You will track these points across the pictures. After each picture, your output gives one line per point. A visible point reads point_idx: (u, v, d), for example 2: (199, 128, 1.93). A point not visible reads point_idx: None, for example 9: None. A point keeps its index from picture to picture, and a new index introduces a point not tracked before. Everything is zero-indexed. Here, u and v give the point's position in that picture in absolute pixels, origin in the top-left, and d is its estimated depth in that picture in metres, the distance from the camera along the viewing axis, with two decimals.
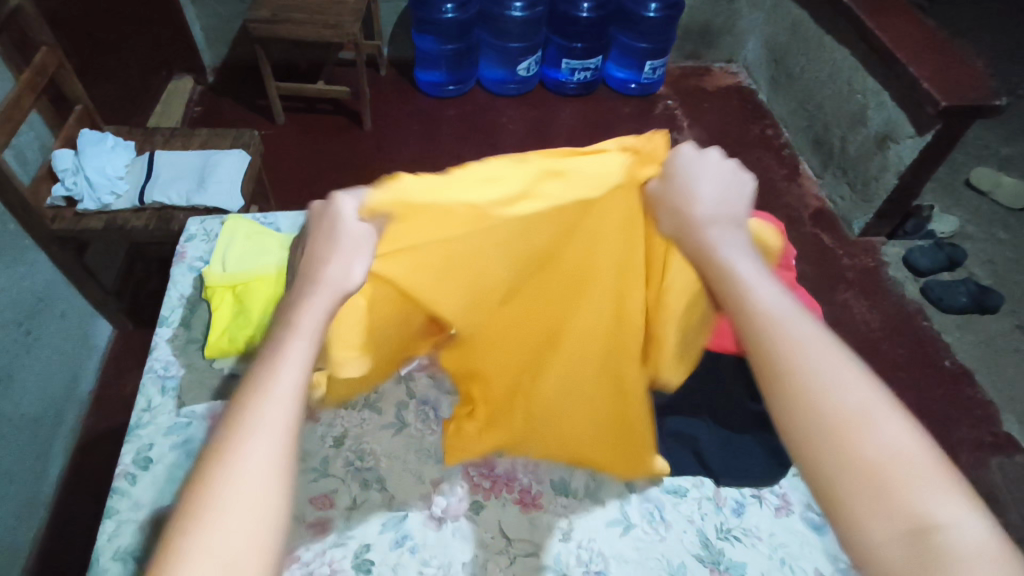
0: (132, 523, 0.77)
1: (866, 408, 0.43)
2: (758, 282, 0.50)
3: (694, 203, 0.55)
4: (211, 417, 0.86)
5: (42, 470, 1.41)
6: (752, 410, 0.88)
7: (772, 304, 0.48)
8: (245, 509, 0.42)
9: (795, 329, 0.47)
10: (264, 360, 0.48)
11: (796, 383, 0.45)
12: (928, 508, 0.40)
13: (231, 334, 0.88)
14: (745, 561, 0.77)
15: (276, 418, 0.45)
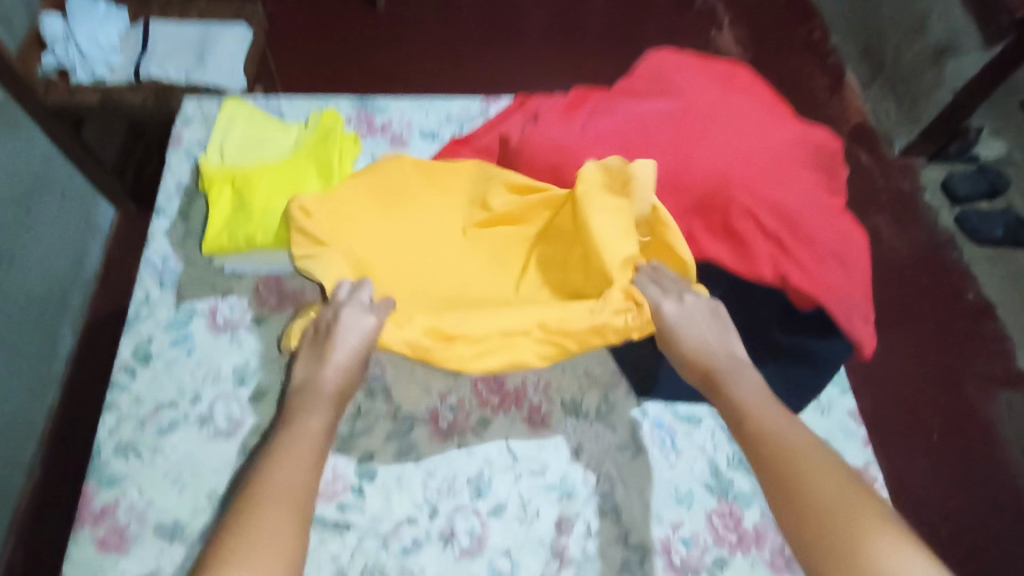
0: (135, 419, 0.76)
1: (828, 473, 0.57)
2: (747, 389, 0.66)
3: (696, 308, 0.72)
4: (212, 316, 0.83)
5: (52, 349, 1.36)
6: (779, 343, 0.77)
7: (754, 404, 0.65)
8: (270, 532, 0.55)
9: (775, 422, 0.63)
10: (280, 441, 0.64)
11: (780, 459, 0.59)
12: (883, 555, 0.50)
13: (230, 233, 0.82)
14: (754, 492, 0.76)
15: (283, 484, 0.59)
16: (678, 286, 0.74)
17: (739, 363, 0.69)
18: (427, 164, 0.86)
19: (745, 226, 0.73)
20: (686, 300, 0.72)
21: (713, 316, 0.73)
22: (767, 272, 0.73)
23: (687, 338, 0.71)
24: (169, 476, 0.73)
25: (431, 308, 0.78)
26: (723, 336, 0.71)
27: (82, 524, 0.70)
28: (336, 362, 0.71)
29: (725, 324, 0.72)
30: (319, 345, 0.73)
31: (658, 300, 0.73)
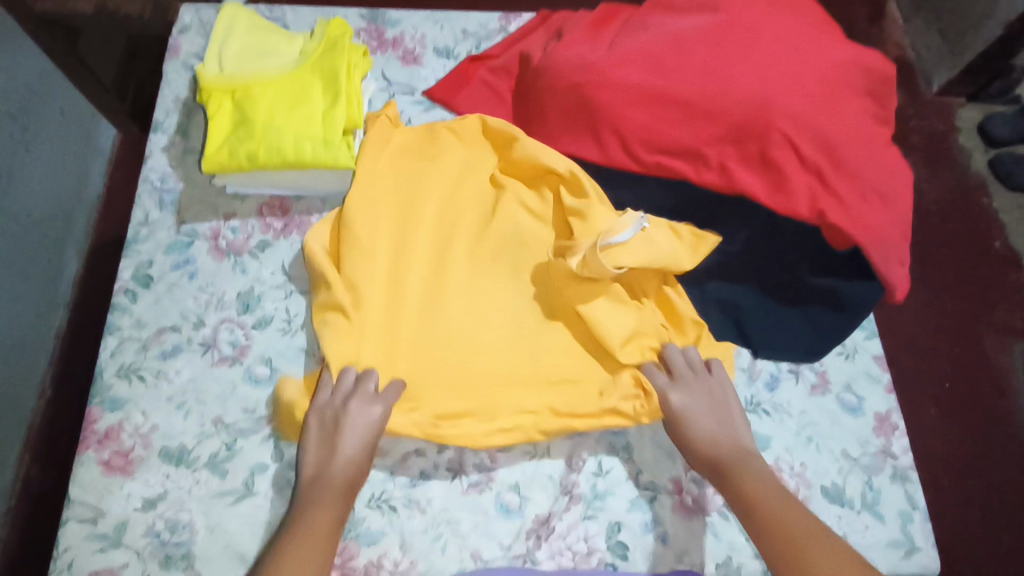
0: (137, 342, 0.74)
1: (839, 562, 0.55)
2: (759, 480, 0.64)
3: (712, 396, 0.70)
4: (214, 240, 0.80)
5: (59, 268, 1.27)
6: (810, 286, 0.74)
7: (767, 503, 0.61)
8: None
9: (789, 516, 0.60)
10: (287, 524, 0.61)
11: (795, 553, 0.57)
12: None
13: (230, 149, 0.74)
14: (771, 435, 0.73)
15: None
16: (688, 373, 0.71)
17: (746, 453, 0.67)
18: (423, 144, 0.82)
19: (783, 155, 0.68)
20: (693, 392, 0.70)
21: (719, 399, 0.70)
22: (804, 207, 0.68)
23: (700, 431, 0.68)
24: (173, 400, 0.72)
25: (422, 344, 0.72)
26: (730, 421, 0.69)
27: (86, 445, 0.69)
28: (346, 454, 0.65)
29: (730, 411, 0.70)
30: (330, 434, 0.66)
31: (665, 387, 0.70)
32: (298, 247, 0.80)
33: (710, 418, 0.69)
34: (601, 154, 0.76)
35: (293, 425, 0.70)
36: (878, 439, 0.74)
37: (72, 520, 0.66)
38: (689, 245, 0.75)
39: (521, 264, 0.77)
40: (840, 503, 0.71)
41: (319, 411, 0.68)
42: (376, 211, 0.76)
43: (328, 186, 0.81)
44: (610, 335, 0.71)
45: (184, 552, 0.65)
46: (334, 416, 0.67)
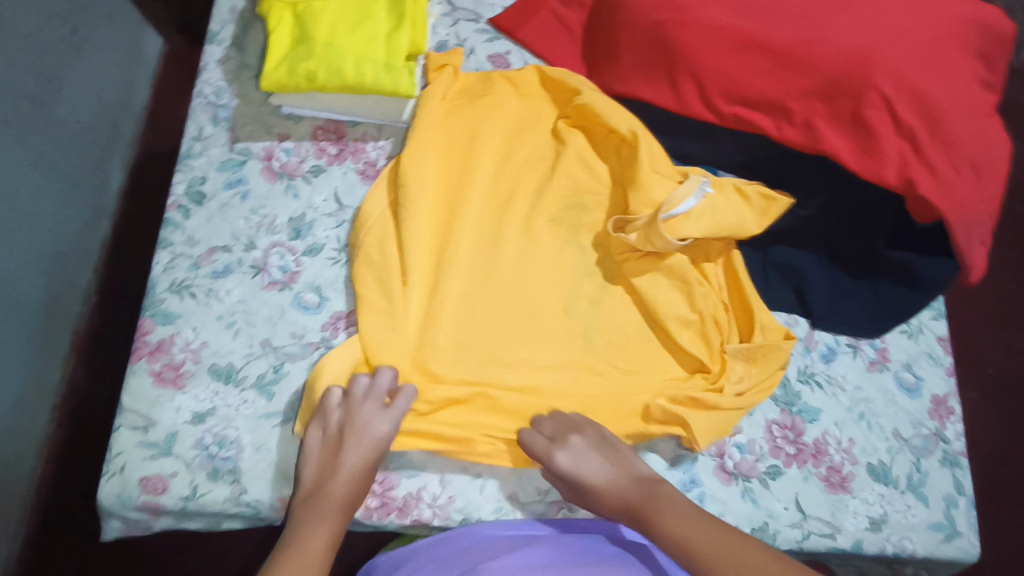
0: (189, 258, 0.74)
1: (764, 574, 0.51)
2: (669, 502, 0.59)
3: (600, 435, 0.66)
4: (267, 161, 0.78)
5: (100, 179, 1.24)
6: (883, 260, 0.70)
7: (687, 537, 0.55)
8: None
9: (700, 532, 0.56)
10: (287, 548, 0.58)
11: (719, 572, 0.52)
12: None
13: (289, 67, 0.70)
14: (821, 408, 0.72)
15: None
16: (566, 430, 0.66)
17: (650, 483, 0.62)
18: (485, 99, 0.79)
19: (876, 116, 0.63)
20: (577, 443, 0.65)
21: (598, 434, 0.66)
22: (891, 173, 0.63)
23: (598, 484, 0.63)
24: (223, 319, 0.72)
25: (466, 320, 0.72)
26: (624, 459, 0.65)
27: (138, 356, 0.70)
28: (344, 472, 0.62)
29: (620, 447, 0.66)
30: (324, 456, 0.63)
31: (549, 448, 0.65)
32: (353, 176, 0.78)
33: (597, 465, 0.64)
34: (675, 100, 0.72)
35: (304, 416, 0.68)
36: (932, 422, 0.72)
37: (124, 427, 0.67)
38: (759, 208, 0.71)
39: (578, 231, 0.76)
40: (883, 483, 0.70)
41: (315, 437, 0.64)
42: (428, 172, 0.75)
43: (386, 112, 0.78)
44: (664, 310, 0.72)
45: (231, 465, 0.67)
46: (337, 428, 0.64)
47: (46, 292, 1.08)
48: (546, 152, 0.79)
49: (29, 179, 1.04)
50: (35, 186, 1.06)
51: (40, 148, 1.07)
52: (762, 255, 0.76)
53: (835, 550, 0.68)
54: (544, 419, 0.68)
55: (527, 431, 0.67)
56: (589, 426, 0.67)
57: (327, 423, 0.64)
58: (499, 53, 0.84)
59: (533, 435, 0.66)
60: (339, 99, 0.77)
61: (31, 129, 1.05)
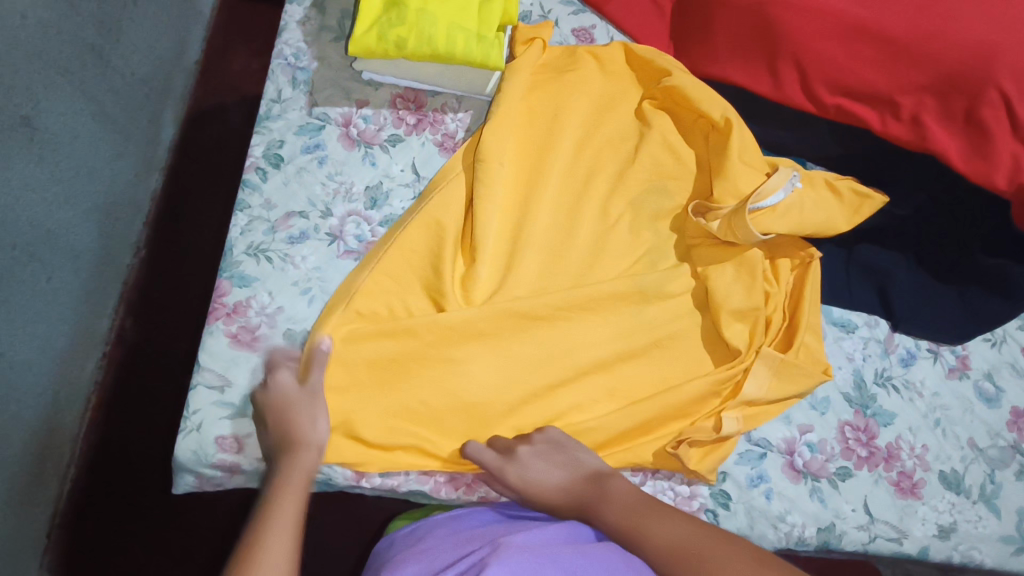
0: (266, 222, 0.73)
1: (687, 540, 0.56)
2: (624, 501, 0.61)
3: (555, 446, 0.65)
4: (345, 127, 0.77)
5: (156, 135, 1.19)
6: (975, 264, 0.68)
7: (661, 530, 0.57)
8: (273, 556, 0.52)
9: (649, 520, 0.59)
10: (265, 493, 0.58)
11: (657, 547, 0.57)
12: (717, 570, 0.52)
13: (379, 32, 0.68)
14: (896, 412, 0.71)
15: (279, 551, 0.53)
16: (512, 443, 0.65)
17: (602, 480, 0.63)
18: (569, 77, 0.77)
19: (992, 115, 0.61)
20: (524, 453, 0.64)
21: (554, 448, 0.65)
22: (1001, 174, 0.61)
23: (550, 492, 0.64)
24: (299, 286, 0.72)
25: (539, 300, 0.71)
26: (575, 461, 0.65)
27: (215, 317, 0.70)
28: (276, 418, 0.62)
29: (569, 452, 0.65)
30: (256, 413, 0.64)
31: (499, 463, 0.64)
32: (431, 147, 0.77)
33: (548, 477, 0.64)
34: (773, 88, 0.70)
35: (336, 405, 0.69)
36: (1010, 434, 0.71)
37: (201, 385, 0.68)
38: (849, 205, 0.69)
39: (656, 217, 0.75)
40: (955, 491, 0.69)
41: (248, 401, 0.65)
42: (511, 147, 0.74)
43: (470, 85, 0.77)
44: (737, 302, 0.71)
45: None
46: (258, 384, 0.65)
47: (98, 241, 1.04)
48: (629, 133, 0.77)
49: (86, 130, 0.97)
50: (94, 139, 1.00)
51: (100, 100, 1.01)
52: (846, 251, 0.75)
53: (900, 554, 0.68)
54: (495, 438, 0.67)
55: (472, 446, 0.66)
56: (547, 439, 0.66)
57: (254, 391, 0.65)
58: (584, 27, 0.82)
59: (479, 450, 0.65)
60: (422, 71, 0.75)
61: (92, 78, 0.97)
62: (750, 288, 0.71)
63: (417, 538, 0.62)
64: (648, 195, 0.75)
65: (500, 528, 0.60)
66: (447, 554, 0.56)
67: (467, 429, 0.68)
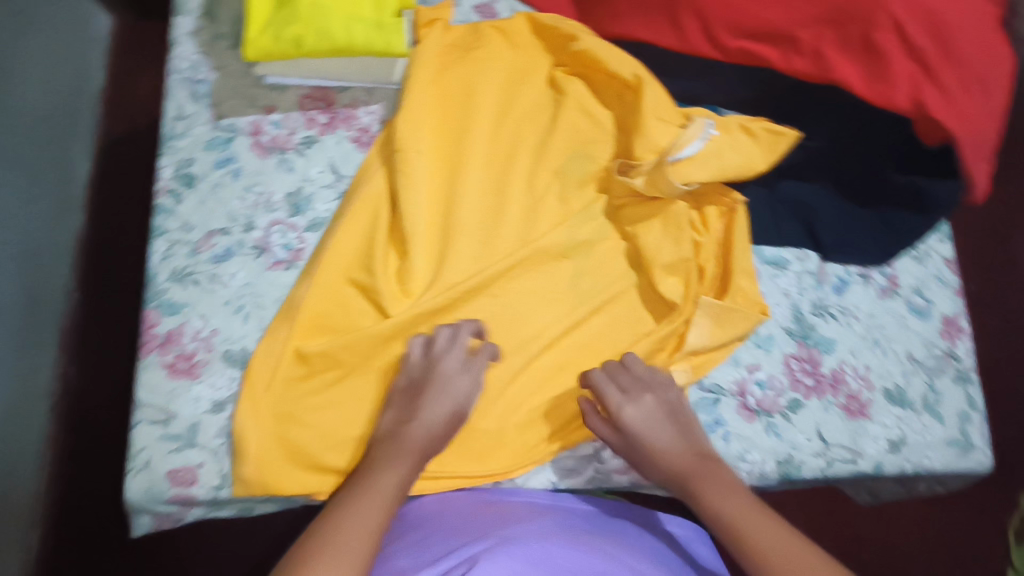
0: (187, 245, 0.71)
1: (766, 528, 0.56)
2: (723, 479, 0.61)
3: (678, 412, 0.66)
4: (255, 135, 0.75)
5: (66, 173, 1.13)
6: (890, 182, 0.72)
7: (734, 513, 0.57)
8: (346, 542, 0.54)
9: (735, 499, 0.59)
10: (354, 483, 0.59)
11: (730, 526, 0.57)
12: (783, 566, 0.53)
13: (273, 33, 0.65)
14: (836, 338, 0.73)
15: (353, 542, 0.54)
16: (637, 390, 0.66)
17: (706, 458, 0.63)
18: (478, 55, 0.76)
19: (887, 40, 0.63)
20: (648, 403, 0.66)
21: (668, 416, 0.66)
22: (903, 96, 0.63)
23: (657, 449, 0.64)
24: (231, 305, 0.70)
25: (479, 285, 0.70)
26: (691, 435, 0.65)
27: (148, 349, 0.67)
28: (428, 418, 0.64)
29: (684, 423, 0.66)
30: (411, 395, 0.65)
31: (620, 402, 0.65)
32: (347, 142, 0.75)
33: (658, 427, 0.65)
34: (676, 40, 0.71)
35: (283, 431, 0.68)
36: (944, 342, 0.74)
37: (142, 421, 0.66)
38: (765, 142, 0.70)
39: (583, 186, 0.75)
40: (900, 405, 0.72)
41: (405, 385, 0.66)
42: (428, 134, 0.73)
43: (377, 75, 0.75)
44: (670, 257, 0.72)
45: (251, 452, 0.66)
46: (426, 369, 0.66)
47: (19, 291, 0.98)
48: (544, 103, 0.77)
49: None
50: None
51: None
52: (770, 192, 0.76)
53: (857, 473, 0.71)
54: (618, 369, 0.68)
55: (599, 376, 0.67)
56: (671, 406, 0.67)
57: (408, 384, 0.66)
58: (485, 3, 0.81)
59: (602, 381, 0.67)
60: (326, 68, 0.73)
61: None
62: (677, 245, 0.72)
63: (415, 524, 0.65)
64: (571, 162, 0.75)
65: (487, 516, 0.63)
66: (436, 547, 0.59)
67: None
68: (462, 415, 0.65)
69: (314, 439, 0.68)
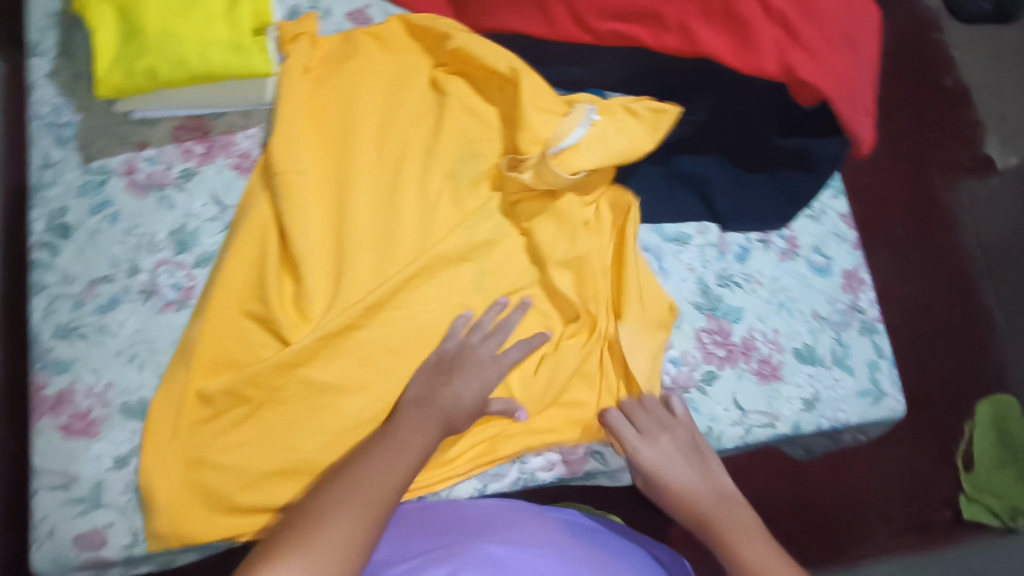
0: (69, 298, 0.68)
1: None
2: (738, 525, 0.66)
3: (698, 443, 0.69)
4: (129, 175, 0.71)
5: None
6: (777, 147, 0.73)
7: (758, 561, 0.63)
8: (358, 509, 0.56)
9: (752, 546, 0.64)
10: (363, 459, 0.60)
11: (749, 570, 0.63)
12: None
13: (125, 68, 0.62)
14: (743, 306, 0.74)
15: (363, 515, 0.56)
16: (659, 427, 0.67)
17: (725, 499, 0.68)
18: (353, 64, 0.74)
19: (747, 6, 0.64)
20: (664, 442, 0.67)
21: (686, 451, 0.68)
22: (772, 61, 0.63)
23: (677, 487, 0.68)
24: (123, 355, 0.67)
25: (379, 300, 0.68)
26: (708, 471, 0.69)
27: (39, 413, 0.65)
28: (458, 393, 0.65)
29: (705, 458, 0.69)
30: (439, 373, 0.66)
31: (636, 442, 0.67)
32: (227, 171, 0.73)
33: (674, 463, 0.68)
34: (547, 26, 0.70)
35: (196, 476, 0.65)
36: (846, 296, 0.76)
37: (43, 489, 0.63)
38: (649, 121, 0.69)
39: (475, 186, 0.74)
40: (811, 364, 0.73)
41: (433, 364, 0.67)
42: (309, 152, 0.71)
43: (248, 97, 0.72)
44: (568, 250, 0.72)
45: (162, 502, 0.64)
46: (454, 351, 0.68)
47: None
48: (428, 106, 0.75)
49: None
50: None
51: None
52: (664, 168, 0.76)
53: (776, 436, 0.72)
54: (635, 404, 0.68)
55: (615, 416, 0.68)
56: (691, 437, 0.69)
57: (435, 363, 0.67)
58: (357, 8, 0.79)
59: (620, 423, 0.67)
60: (193, 94, 0.70)
61: None
62: (574, 238, 0.72)
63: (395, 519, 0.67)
64: (460, 164, 0.73)
65: (471, 516, 0.67)
66: (418, 542, 0.63)
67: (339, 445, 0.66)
68: (490, 393, 0.67)
69: (227, 480, 0.65)
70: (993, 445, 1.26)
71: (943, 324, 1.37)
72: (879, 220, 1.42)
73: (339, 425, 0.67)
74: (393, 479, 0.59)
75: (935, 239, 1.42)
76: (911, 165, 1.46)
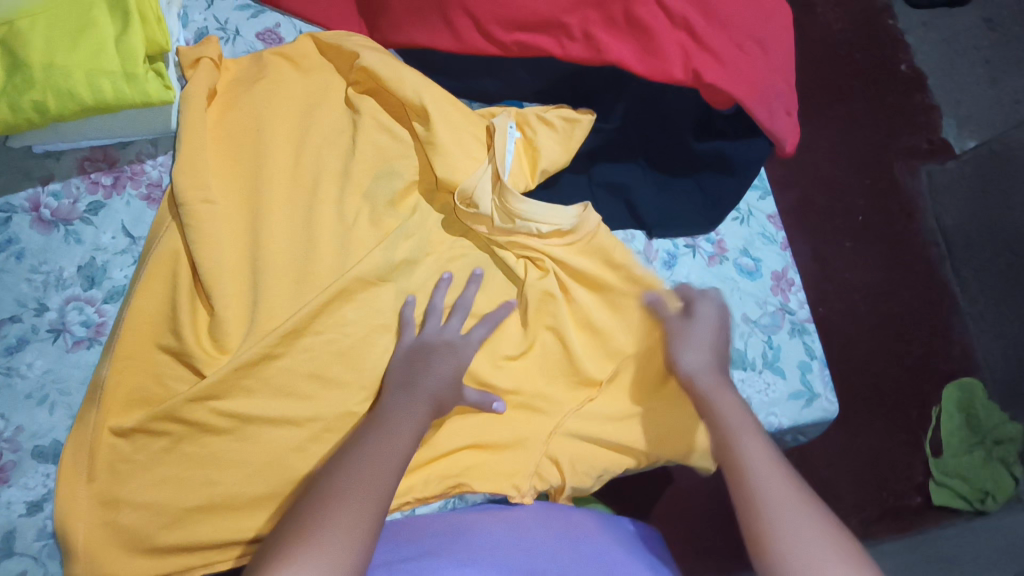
0: None
1: (774, 467, 0.57)
2: (734, 412, 0.62)
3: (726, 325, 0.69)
4: (35, 211, 0.69)
5: None
6: (698, 152, 0.72)
7: (748, 444, 0.59)
8: (371, 485, 0.54)
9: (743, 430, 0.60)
10: (366, 433, 0.59)
11: (739, 448, 0.59)
12: (783, 515, 0.54)
13: (9, 102, 0.60)
14: None
15: (377, 486, 0.54)
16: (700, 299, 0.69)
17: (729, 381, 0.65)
18: (263, 86, 0.72)
19: (647, 13, 0.64)
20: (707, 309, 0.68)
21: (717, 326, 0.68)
22: (677, 68, 0.64)
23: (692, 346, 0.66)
24: (34, 397, 0.65)
25: (298, 327, 0.66)
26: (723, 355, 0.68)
27: None
28: (433, 377, 0.64)
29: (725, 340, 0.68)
30: (412, 361, 0.65)
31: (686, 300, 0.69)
32: (137, 203, 0.71)
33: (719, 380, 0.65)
34: (455, 40, 0.68)
35: (107, 524, 0.62)
36: (776, 298, 0.75)
37: None
38: (563, 132, 0.70)
39: (394, 204, 0.72)
40: (742, 368, 0.72)
41: (400, 357, 0.66)
42: (222, 179, 0.70)
43: (153, 127, 0.71)
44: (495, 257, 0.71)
45: (78, 549, 0.62)
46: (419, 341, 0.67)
47: None
48: (342, 126, 0.74)
49: None
50: None
51: None
52: (586, 177, 0.74)
53: None
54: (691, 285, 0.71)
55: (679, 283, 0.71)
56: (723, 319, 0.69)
57: (404, 355, 0.66)
58: (268, 28, 0.78)
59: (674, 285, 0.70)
60: (91, 126, 0.68)
61: None
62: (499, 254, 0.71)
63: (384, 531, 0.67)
64: (376, 182, 0.72)
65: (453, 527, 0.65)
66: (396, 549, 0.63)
67: (261, 477, 0.65)
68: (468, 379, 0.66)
69: (146, 520, 0.63)
70: (961, 428, 1.23)
71: (903, 310, 1.36)
72: (837, 208, 1.42)
73: (260, 459, 0.65)
74: (400, 448, 0.58)
75: (892, 224, 1.42)
76: (867, 152, 1.45)
